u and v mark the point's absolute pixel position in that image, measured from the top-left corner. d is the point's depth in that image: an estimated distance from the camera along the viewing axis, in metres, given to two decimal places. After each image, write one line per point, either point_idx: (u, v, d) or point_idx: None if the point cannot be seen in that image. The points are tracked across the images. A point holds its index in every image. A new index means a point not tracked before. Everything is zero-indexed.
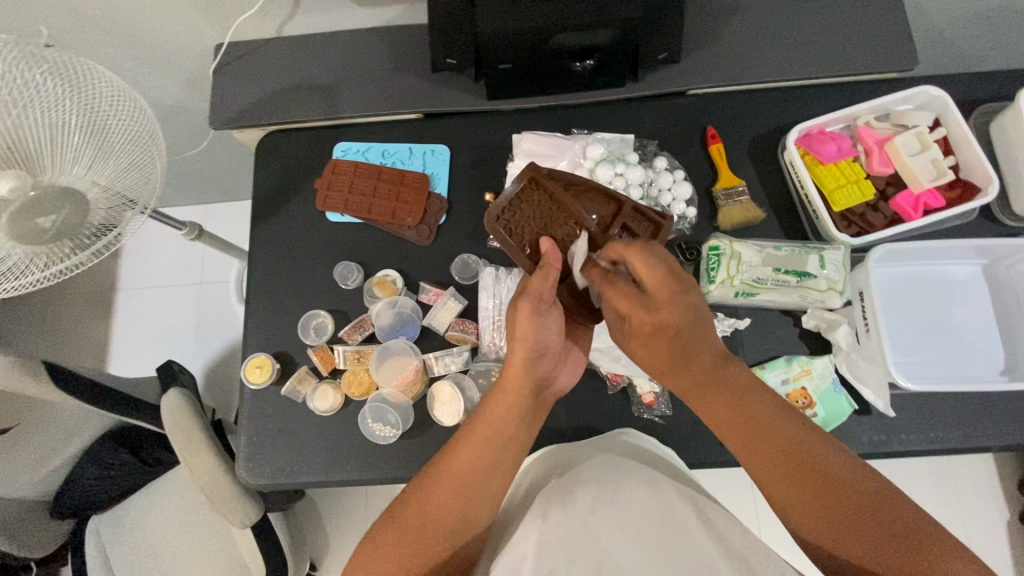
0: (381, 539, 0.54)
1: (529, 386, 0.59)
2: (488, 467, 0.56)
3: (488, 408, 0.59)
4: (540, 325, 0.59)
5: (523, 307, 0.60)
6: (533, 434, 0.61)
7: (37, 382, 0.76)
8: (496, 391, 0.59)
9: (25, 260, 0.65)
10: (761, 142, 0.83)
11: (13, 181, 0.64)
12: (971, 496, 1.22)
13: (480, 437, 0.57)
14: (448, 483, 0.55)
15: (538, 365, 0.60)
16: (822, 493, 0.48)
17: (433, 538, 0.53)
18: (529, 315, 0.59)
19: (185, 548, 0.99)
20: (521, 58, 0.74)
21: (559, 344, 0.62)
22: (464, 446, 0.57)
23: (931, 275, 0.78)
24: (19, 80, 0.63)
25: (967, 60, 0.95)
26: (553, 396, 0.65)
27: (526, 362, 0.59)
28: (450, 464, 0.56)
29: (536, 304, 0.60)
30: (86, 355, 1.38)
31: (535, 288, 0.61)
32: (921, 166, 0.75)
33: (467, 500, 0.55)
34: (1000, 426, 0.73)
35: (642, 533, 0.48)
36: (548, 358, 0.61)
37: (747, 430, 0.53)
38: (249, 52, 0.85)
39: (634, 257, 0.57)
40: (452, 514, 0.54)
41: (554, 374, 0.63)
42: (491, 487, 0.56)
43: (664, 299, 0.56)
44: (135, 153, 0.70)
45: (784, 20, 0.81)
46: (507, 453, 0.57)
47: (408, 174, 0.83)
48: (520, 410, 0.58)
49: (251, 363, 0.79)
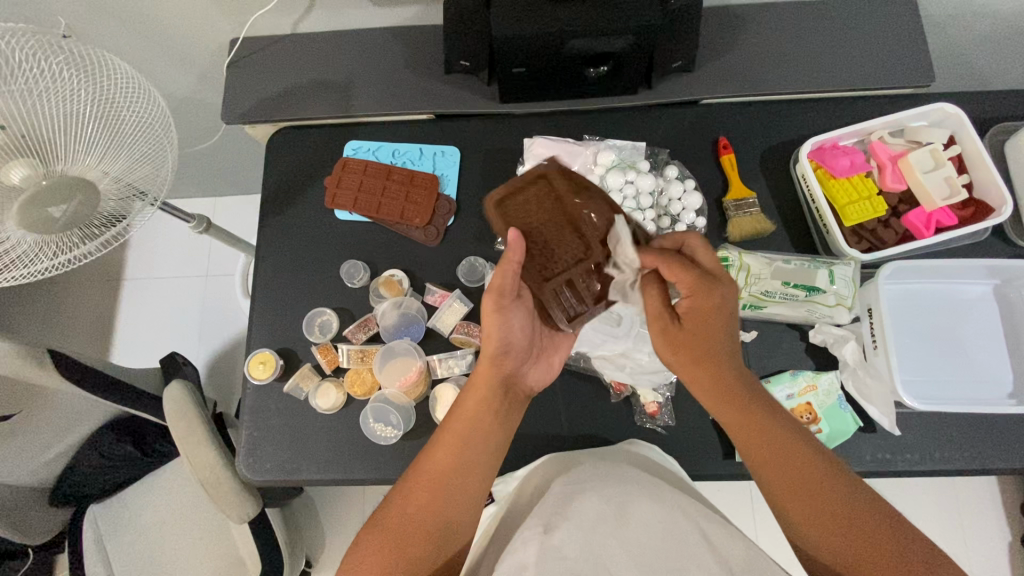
0: (365, 543, 0.53)
1: (495, 380, 0.60)
2: (466, 466, 0.56)
3: (461, 405, 0.59)
4: (503, 323, 0.60)
5: (488, 304, 0.59)
6: (507, 434, 0.61)
7: (41, 370, 0.77)
8: (469, 387, 0.60)
9: (35, 248, 0.66)
10: (773, 154, 0.83)
11: (25, 170, 0.64)
12: (972, 517, 1.21)
13: (455, 435, 0.57)
14: (429, 482, 0.55)
15: (504, 364, 0.61)
16: (814, 505, 0.51)
17: (419, 543, 0.53)
18: (494, 314, 0.59)
19: (182, 540, 0.99)
20: (535, 63, 0.74)
21: (524, 340, 0.62)
22: (443, 444, 0.57)
23: (940, 294, 0.77)
24: (34, 69, 0.64)
25: (983, 78, 0.95)
26: (524, 394, 0.65)
27: (494, 358, 0.60)
28: (432, 464, 0.56)
29: (500, 301, 0.59)
30: (91, 344, 1.38)
31: (498, 285, 0.59)
32: (935, 184, 0.75)
33: (450, 500, 0.55)
34: (1007, 449, 0.72)
35: (639, 545, 0.48)
36: (514, 356, 0.61)
37: (756, 436, 0.55)
38: (264, 48, 0.85)
39: (695, 241, 0.60)
40: (438, 518, 0.54)
41: (521, 371, 0.64)
42: (472, 488, 0.56)
43: (727, 281, 0.58)
44: (147, 145, 0.70)
45: (801, 32, 0.81)
46: (481, 453, 0.57)
47: (417, 174, 0.83)
48: (489, 404, 0.59)
49: (256, 358, 0.79)
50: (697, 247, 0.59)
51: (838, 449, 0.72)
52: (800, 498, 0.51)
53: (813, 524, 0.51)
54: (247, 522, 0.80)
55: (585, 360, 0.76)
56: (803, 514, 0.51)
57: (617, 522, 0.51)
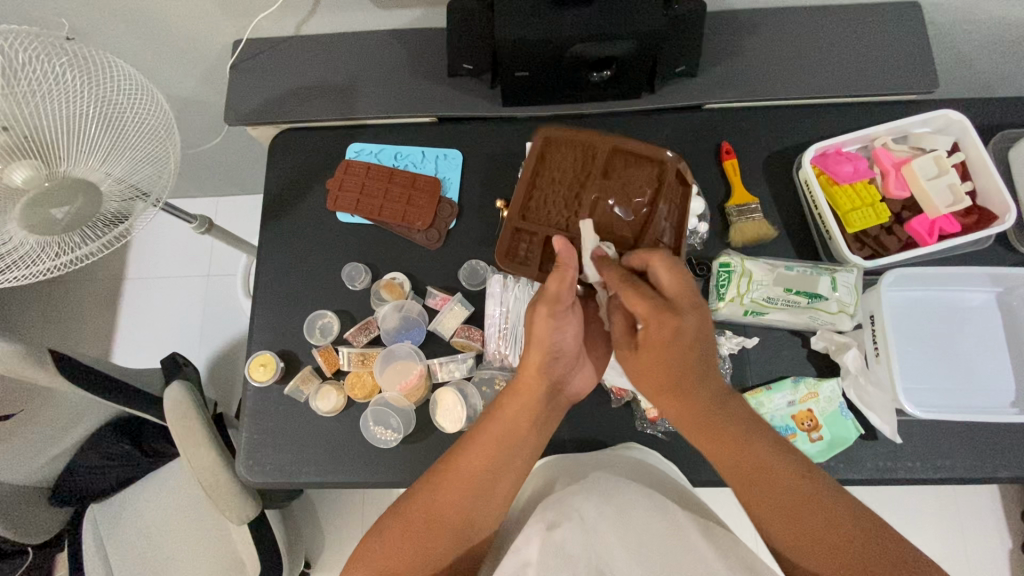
0: (386, 530, 0.56)
1: (541, 390, 0.59)
2: (501, 466, 0.57)
3: (505, 408, 0.59)
4: (556, 328, 0.59)
5: (540, 311, 0.59)
6: (546, 438, 0.62)
7: (43, 370, 0.77)
8: (511, 389, 0.60)
9: (37, 249, 0.65)
10: (776, 159, 0.83)
11: (27, 171, 0.64)
12: (973, 525, 1.21)
13: (494, 437, 0.58)
14: (460, 480, 0.56)
15: (552, 367, 0.60)
16: (793, 517, 0.51)
17: (442, 536, 0.54)
18: (546, 319, 0.59)
19: (181, 541, 0.99)
20: (538, 67, 0.74)
21: (575, 348, 0.61)
22: (479, 444, 0.58)
23: (943, 301, 0.77)
24: (38, 71, 0.64)
25: (987, 84, 0.94)
26: (567, 400, 0.65)
27: (541, 366, 0.59)
28: (467, 461, 0.57)
29: (553, 308, 0.59)
30: (93, 343, 1.39)
31: (553, 291, 0.59)
32: (938, 191, 0.74)
33: (478, 502, 0.56)
34: (1009, 457, 0.71)
35: (639, 542, 0.49)
36: (564, 361, 0.61)
37: (733, 451, 0.55)
38: (267, 50, 0.85)
39: (659, 263, 0.57)
40: (463, 517, 0.55)
41: (570, 375, 0.63)
42: (503, 488, 0.57)
43: (691, 306, 0.56)
44: (150, 146, 0.70)
45: (805, 37, 0.80)
46: (518, 456, 0.58)
47: (419, 177, 0.83)
48: (533, 412, 0.59)
49: (256, 361, 0.79)
50: (659, 270, 0.57)
51: (838, 456, 0.72)
52: (776, 509, 0.52)
53: (794, 535, 0.51)
54: (247, 523, 0.81)
55: None
56: (782, 523, 0.51)
57: (617, 518, 0.51)
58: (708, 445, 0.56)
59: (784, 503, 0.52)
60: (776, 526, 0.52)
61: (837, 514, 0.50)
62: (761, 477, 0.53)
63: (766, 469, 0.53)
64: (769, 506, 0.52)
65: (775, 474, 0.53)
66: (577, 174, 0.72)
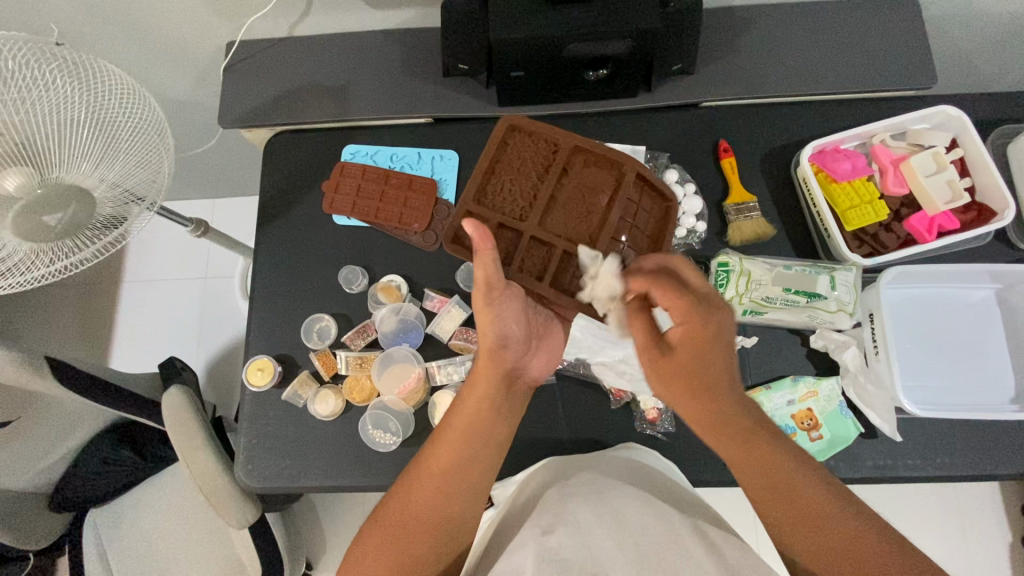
0: (369, 531, 0.55)
1: (498, 377, 0.61)
2: (467, 458, 0.57)
3: (465, 399, 0.60)
4: (499, 316, 0.60)
5: (479, 303, 0.59)
6: (511, 427, 0.62)
7: (39, 378, 0.76)
8: (470, 384, 0.61)
9: (30, 256, 0.64)
10: (773, 156, 0.82)
11: (20, 178, 0.64)
12: (974, 520, 1.21)
13: (459, 430, 0.58)
14: (436, 477, 0.56)
15: (503, 355, 0.61)
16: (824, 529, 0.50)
17: (422, 535, 0.54)
18: (484, 305, 0.59)
19: (183, 545, 0.99)
20: (534, 67, 0.74)
21: (522, 333, 0.63)
22: (444, 439, 0.58)
23: (942, 299, 0.77)
24: (29, 77, 0.65)
25: (986, 79, 0.94)
26: (527, 385, 0.66)
27: (491, 351, 0.61)
28: (435, 458, 0.57)
29: (489, 295, 0.59)
30: (91, 347, 1.38)
31: (484, 279, 0.58)
32: (937, 188, 0.74)
33: (454, 497, 0.56)
34: (1008, 453, 0.71)
35: (632, 542, 0.49)
36: (513, 348, 0.62)
37: (744, 452, 0.54)
38: (260, 52, 0.84)
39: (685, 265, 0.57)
40: (438, 513, 0.55)
41: (522, 363, 0.65)
42: (479, 482, 0.57)
43: (719, 304, 0.55)
44: (144, 149, 0.69)
45: (803, 34, 0.80)
46: (484, 449, 0.58)
47: (416, 178, 0.82)
48: (490, 399, 0.60)
49: (253, 366, 0.79)
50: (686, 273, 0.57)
51: (838, 455, 0.72)
52: (787, 507, 0.52)
53: (797, 526, 0.51)
54: (246, 528, 0.80)
55: (585, 366, 0.75)
56: (788, 519, 0.51)
57: (612, 521, 0.51)
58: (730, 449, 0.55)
59: (787, 494, 0.52)
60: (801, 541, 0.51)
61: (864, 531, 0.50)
62: (786, 493, 0.52)
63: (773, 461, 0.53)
64: (782, 505, 0.52)
65: (781, 471, 0.53)
66: (537, 166, 0.70)
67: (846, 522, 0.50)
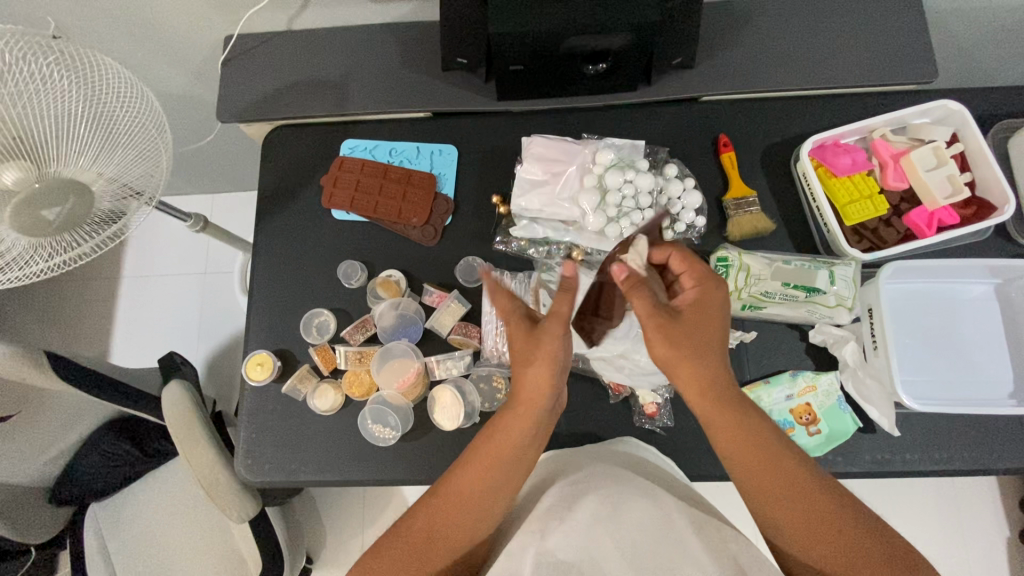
0: (384, 548, 0.54)
1: (541, 404, 0.58)
2: (498, 485, 0.56)
3: (506, 426, 0.58)
4: (559, 346, 0.59)
5: (548, 327, 0.59)
6: (537, 458, 0.60)
7: (41, 373, 0.77)
8: (510, 408, 0.59)
9: (29, 251, 0.65)
10: (773, 151, 0.82)
11: (18, 173, 0.63)
12: (972, 513, 1.21)
13: (494, 455, 0.57)
14: (461, 496, 0.55)
15: (551, 382, 0.59)
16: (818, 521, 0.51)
17: (434, 555, 0.53)
18: (554, 339, 0.58)
19: (184, 537, 1.00)
20: (533, 60, 0.73)
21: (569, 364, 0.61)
22: (478, 461, 0.56)
23: (942, 294, 0.77)
24: (25, 72, 0.62)
25: (987, 72, 0.94)
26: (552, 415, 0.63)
27: (544, 381, 0.58)
28: (469, 472, 0.56)
29: (563, 326, 0.59)
30: (91, 342, 1.39)
31: (560, 313, 0.58)
32: (938, 182, 0.74)
33: (475, 517, 0.55)
34: (1006, 448, 0.72)
35: (632, 541, 0.49)
36: (559, 378, 0.60)
37: (744, 447, 0.54)
38: (258, 45, 0.84)
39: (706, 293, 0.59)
40: (460, 536, 0.55)
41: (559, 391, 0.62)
42: (499, 507, 0.56)
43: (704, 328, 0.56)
44: (143, 144, 0.70)
45: (804, 27, 0.79)
46: (518, 468, 0.57)
47: (414, 173, 0.82)
48: (531, 429, 0.58)
49: (252, 361, 0.79)
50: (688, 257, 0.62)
51: (836, 449, 0.72)
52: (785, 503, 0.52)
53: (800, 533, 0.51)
54: (246, 521, 0.80)
55: (583, 361, 0.75)
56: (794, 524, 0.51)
57: (608, 515, 0.51)
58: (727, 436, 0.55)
59: (796, 500, 0.52)
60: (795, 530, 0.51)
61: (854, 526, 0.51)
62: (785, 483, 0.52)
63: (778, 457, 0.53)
64: (780, 503, 0.52)
65: (782, 470, 0.53)
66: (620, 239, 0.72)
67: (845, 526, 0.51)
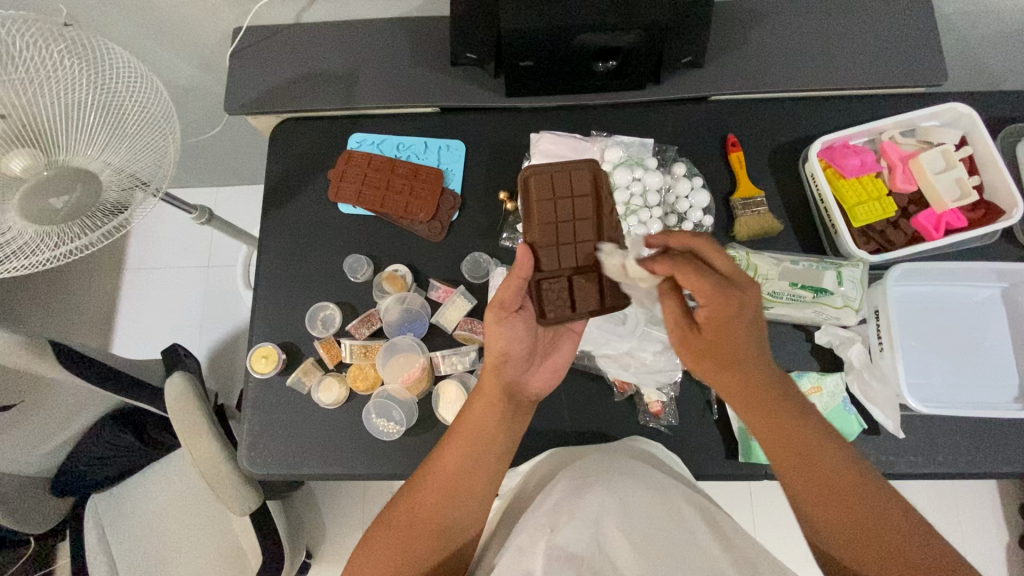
0: (374, 541, 0.57)
1: (500, 390, 0.60)
2: (471, 466, 0.58)
3: (469, 410, 0.60)
4: (503, 334, 0.60)
5: (487, 317, 0.60)
6: (513, 443, 0.62)
7: (44, 363, 0.76)
8: (473, 395, 0.62)
9: (35, 240, 0.64)
10: (781, 152, 0.82)
11: (26, 161, 0.64)
12: (972, 518, 1.21)
13: (464, 438, 0.59)
14: (437, 483, 0.58)
15: (504, 370, 0.61)
16: (841, 505, 0.53)
17: (420, 541, 0.56)
18: (494, 325, 0.60)
19: (185, 529, 1.00)
20: (544, 56, 0.73)
21: (526, 350, 0.62)
22: (450, 447, 0.59)
23: (949, 297, 0.77)
24: (34, 58, 0.63)
25: (995, 76, 0.94)
26: (528, 400, 0.65)
27: (494, 369, 0.60)
28: (440, 465, 0.58)
29: (501, 314, 0.60)
30: (92, 333, 1.38)
31: (499, 299, 0.60)
32: (946, 185, 0.74)
33: (453, 501, 0.57)
34: (1010, 452, 0.71)
35: (639, 533, 0.49)
36: (514, 364, 0.62)
37: (781, 434, 0.55)
38: (266, 37, 0.84)
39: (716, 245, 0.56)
40: (441, 519, 0.57)
41: (523, 377, 0.64)
42: (477, 490, 0.58)
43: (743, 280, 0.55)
44: (149, 135, 0.69)
45: (814, 28, 0.79)
46: (486, 458, 0.59)
47: (422, 168, 0.82)
48: (495, 414, 0.60)
49: (257, 353, 0.79)
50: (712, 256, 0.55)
51: None
52: (821, 499, 0.53)
53: (825, 515, 0.53)
54: (247, 514, 0.80)
55: (589, 358, 0.75)
56: (821, 508, 0.53)
57: (618, 507, 0.51)
58: (758, 416, 0.57)
59: (825, 481, 0.54)
60: (821, 513, 0.53)
61: (879, 506, 0.53)
62: (813, 463, 0.54)
63: (817, 450, 0.55)
64: (815, 496, 0.54)
65: (814, 457, 0.55)
66: (563, 192, 0.65)
67: (874, 508, 0.53)
